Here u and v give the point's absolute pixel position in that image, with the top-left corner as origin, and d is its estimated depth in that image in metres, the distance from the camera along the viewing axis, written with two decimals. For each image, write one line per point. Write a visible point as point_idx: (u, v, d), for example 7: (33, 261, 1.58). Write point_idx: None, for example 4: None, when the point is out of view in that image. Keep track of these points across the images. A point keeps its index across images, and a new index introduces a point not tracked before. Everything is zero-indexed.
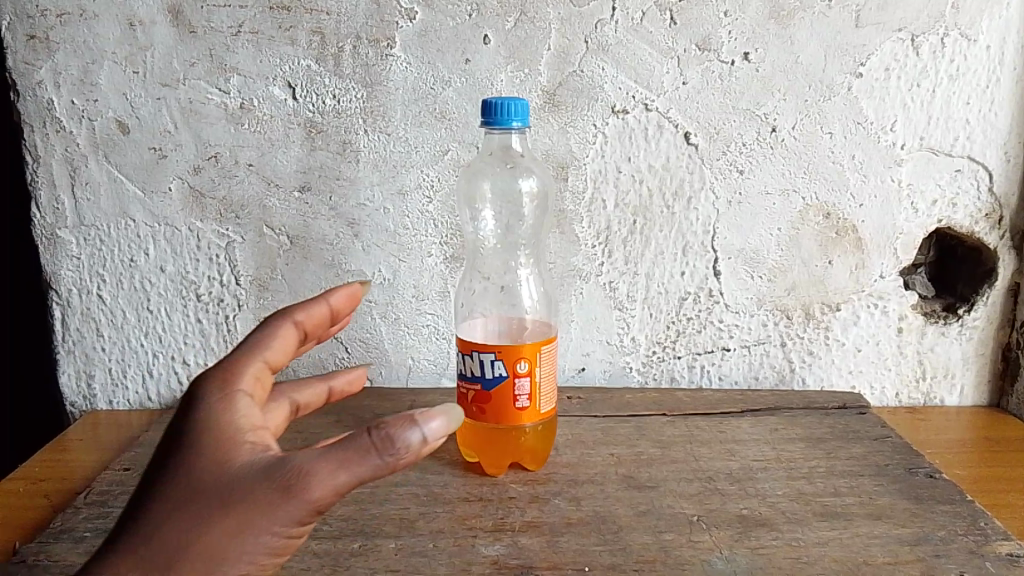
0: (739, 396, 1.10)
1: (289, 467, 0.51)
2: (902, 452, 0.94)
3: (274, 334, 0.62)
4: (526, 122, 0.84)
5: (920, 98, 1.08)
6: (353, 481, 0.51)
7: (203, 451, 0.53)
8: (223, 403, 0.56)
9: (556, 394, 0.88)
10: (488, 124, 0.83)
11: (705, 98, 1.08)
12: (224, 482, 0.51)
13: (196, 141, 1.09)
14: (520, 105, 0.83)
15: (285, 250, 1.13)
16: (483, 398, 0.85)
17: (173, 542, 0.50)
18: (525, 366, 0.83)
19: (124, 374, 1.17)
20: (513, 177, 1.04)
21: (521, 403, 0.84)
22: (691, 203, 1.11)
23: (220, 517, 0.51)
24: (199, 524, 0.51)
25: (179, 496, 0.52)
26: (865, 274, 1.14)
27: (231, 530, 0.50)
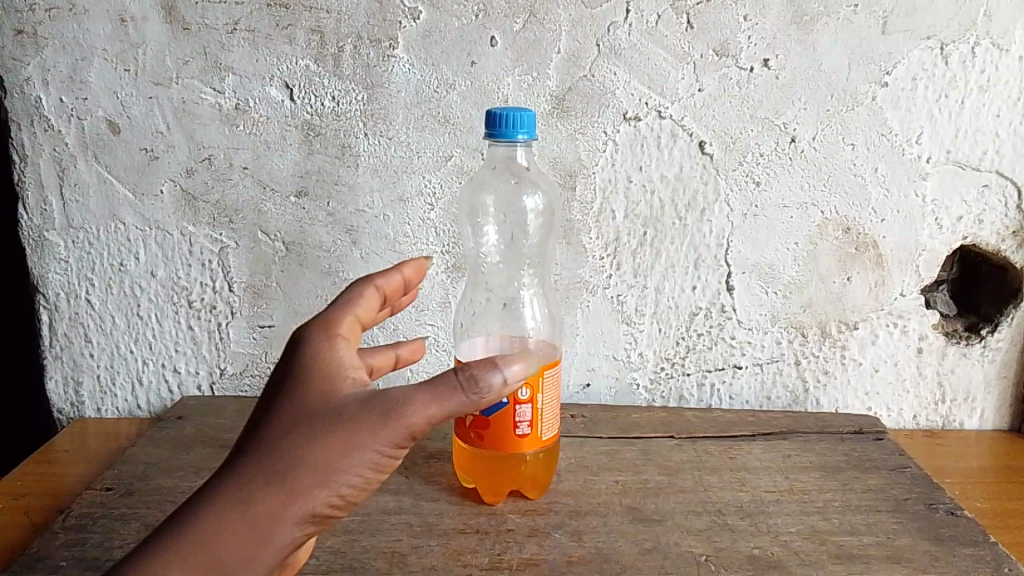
0: (750, 418, 1.06)
1: (387, 395, 0.56)
2: (922, 485, 0.90)
3: (364, 292, 0.68)
4: (532, 134, 0.79)
5: (948, 109, 1.03)
6: (444, 412, 0.57)
7: (309, 387, 0.58)
8: (324, 346, 0.60)
9: (559, 421, 0.84)
10: (491, 136, 0.78)
11: (722, 106, 1.03)
12: (329, 411, 0.56)
13: (189, 142, 1.05)
14: (525, 117, 0.79)
15: (281, 257, 1.08)
16: (481, 424, 0.80)
17: (284, 459, 0.54)
18: (527, 391, 0.79)
19: (112, 381, 1.14)
20: (518, 193, 0.96)
21: (522, 430, 0.80)
22: (705, 215, 1.06)
23: (326, 436, 0.55)
24: (307, 443, 0.55)
25: (286, 424, 0.56)
26: (885, 292, 1.09)
27: (337, 449, 0.55)
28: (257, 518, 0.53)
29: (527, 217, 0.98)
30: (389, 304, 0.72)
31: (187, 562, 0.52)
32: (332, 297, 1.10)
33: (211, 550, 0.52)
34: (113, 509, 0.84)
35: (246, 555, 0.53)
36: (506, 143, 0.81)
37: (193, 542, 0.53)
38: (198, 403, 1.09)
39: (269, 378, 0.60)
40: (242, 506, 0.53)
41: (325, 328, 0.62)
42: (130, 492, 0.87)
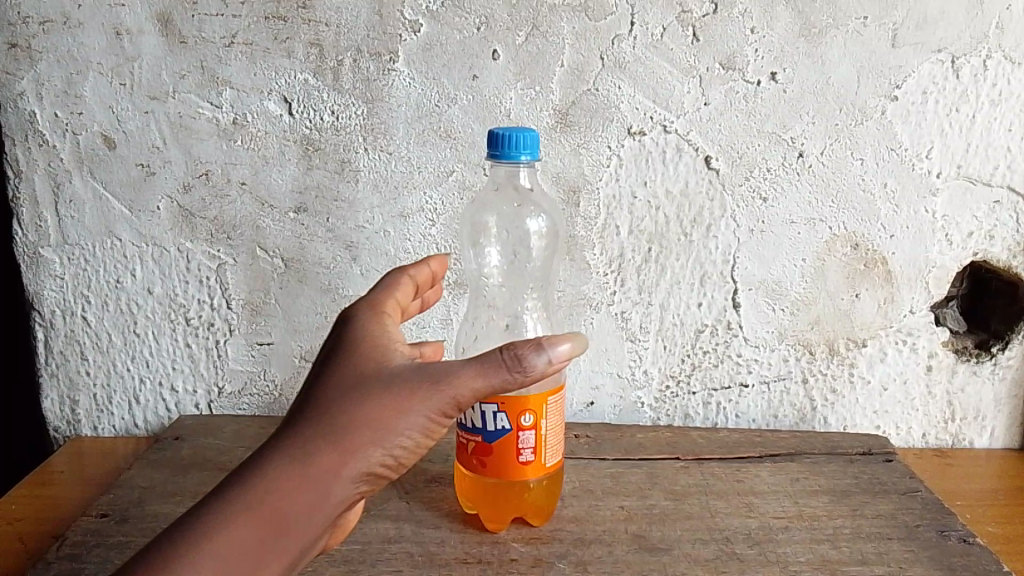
0: (758, 438, 1.04)
1: (438, 369, 0.61)
2: (934, 511, 0.88)
3: (400, 282, 0.75)
4: (535, 155, 0.78)
5: (959, 124, 1.01)
6: (488, 386, 0.61)
7: (363, 358, 0.62)
8: (376, 325, 0.66)
9: (563, 448, 0.82)
10: (494, 157, 0.77)
11: (728, 121, 1.01)
12: (384, 378, 0.60)
13: (186, 157, 1.03)
14: (528, 138, 0.77)
15: (280, 274, 1.07)
16: (484, 451, 0.78)
17: (344, 418, 0.58)
18: (531, 418, 0.77)
19: (109, 400, 1.12)
20: (520, 215, 0.94)
21: (525, 457, 0.78)
22: (711, 231, 1.04)
23: (383, 399, 0.59)
24: (364, 405, 0.59)
25: (344, 388, 0.60)
26: (894, 308, 1.07)
27: (393, 411, 0.59)
28: (320, 471, 0.57)
29: (531, 239, 0.97)
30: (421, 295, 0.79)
31: (256, 511, 0.55)
32: (331, 314, 1.08)
33: (276, 501, 0.55)
34: (108, 537, 0.82)
35: (309, 506, 0.56)
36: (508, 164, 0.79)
37: (261, 492, 0.55)
38: (196, 423, 1.07)
39: (323, 352, 0.65)
40: (305, 460, 0.57)
41: (374, 310, 0.68)
42: (125, 518, 0.86)
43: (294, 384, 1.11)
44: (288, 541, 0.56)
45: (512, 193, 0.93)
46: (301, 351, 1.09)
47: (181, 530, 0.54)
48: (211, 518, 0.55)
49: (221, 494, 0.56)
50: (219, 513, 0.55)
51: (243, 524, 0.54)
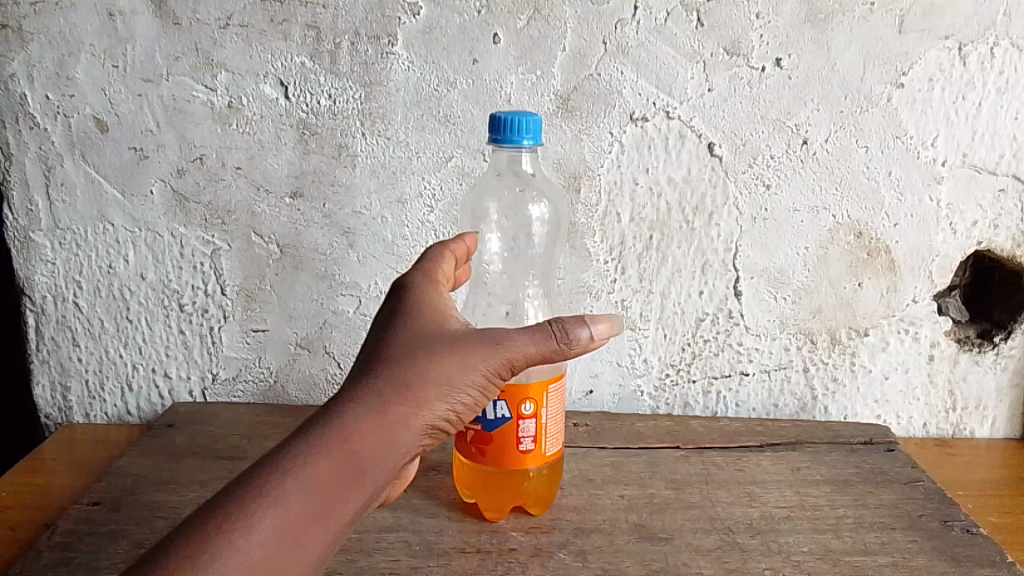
0: (758, 427, 1.03)
1: (494, 335, 0.65)
2: (937, 501, 0.87)
3: (446, 252, 0.77)
4: (538, 140, 0.76)
5: (965, 111, 1.00)
6: (540, 352, 0.66)
7: (424, 320, 0.65)
8: (432, 291, 0.69)
9: (563, 437, 0.81)
10: (496, 141, 0.75)
11: (732, 107, 0.99)
12: (447, 339, 0.64)
13: (180, 141, 1.01)
14: (531, 122, 0.75)
15: (275, 260, 1.05)
16: (483, 439, 0.77)
17: (412, 372, 0.61)
18: (531, 407, 0.76)
19: (101, 386, 1.10)
20: (523, 201, 0.93)
21: (525, 446, 0.77)
22: (713, 218, 1.03)
23: (447, 356, 0.63)
24: (432, 362, 0.62)
25: (410, 345, 0.63)
26: (897, 297, 1.06)
27: (456, 369, 0.63)
28: (392, 420, 0.59)
29: (533, 224, 0.96)
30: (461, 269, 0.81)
31: (333, 456, 0.56)
32: (328, 301, 1.06)
33: (353, 447, 0.57)
34: (101, 525, 0.81)
35: (382, 454, 0.58)
36: (510, 149, 0.78)
37: (339, 439, 0.56)
38: (190, 410, 1.06)
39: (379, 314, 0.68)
40: (379, 409, 0.59)
41: (428, 279, 0.71)
42: (118, 506, 0.84)
43: (289, 372, 1.10)
44: (363, 488, 0.57)
45: (514, 179, 0.92)
46: (297, 338, 1.08)
47: (257, 474, 0.54)
48: (290, 462, 0.55)
49: (295, 442, 0.56)
50: (296, 459, 0.55)
51: (322, 468, 0.55)
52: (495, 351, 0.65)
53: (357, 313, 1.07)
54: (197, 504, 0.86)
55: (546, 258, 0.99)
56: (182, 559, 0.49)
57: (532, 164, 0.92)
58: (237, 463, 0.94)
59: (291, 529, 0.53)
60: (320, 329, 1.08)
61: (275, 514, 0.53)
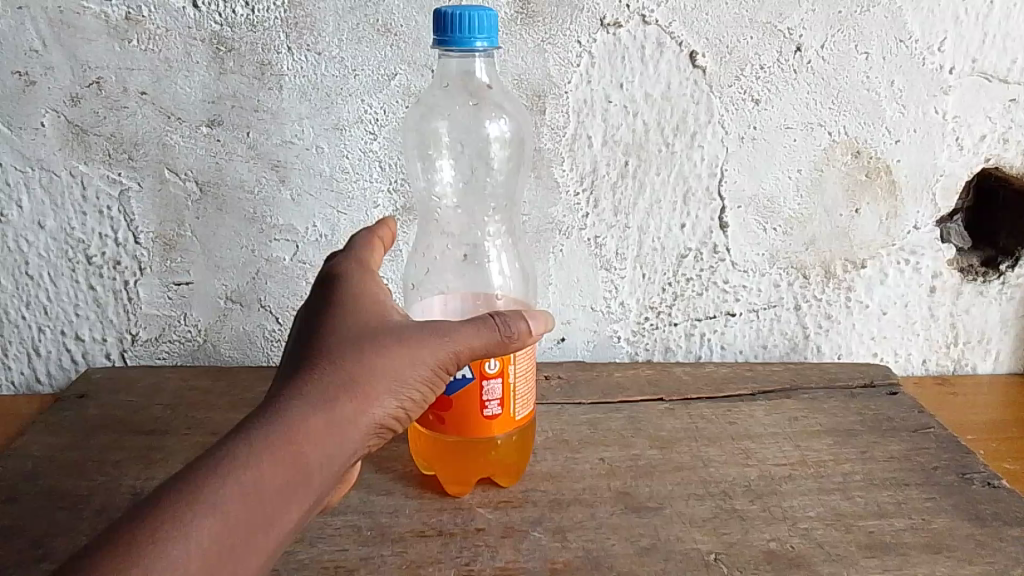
0: (748, 373, 0.93)
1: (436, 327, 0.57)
2: (950, 450, 0.78)
3: (376, 236, 0.67)
4: (494, 42, 0.63)
5: (976, 10, 0.88)
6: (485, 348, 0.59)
7: (363, 310, 0.57)
8: (370, 278, 0.60)
9: (534, 395, 0.70)
10: (446, 44, 0.62)
11: (716, 8, 0.86)
12: (392, 330, 0.56)
13: (72, 62, 0.85)
14: (487, 18, 0.62)
15: (195, 201, 0.91)
16: (441, 405, 0.66)
17: (355, 366, 0.53)
18: (497, 365, 0.65)
19: (3, 353, 0.96)
20: (478, 116, 0.78)
21: (491, 411, 0.66)
22: (696, 139, 0.91)
23: (392, 348, 0.54)
24: (379, 356, 0.54)
25: (352, 337, 0.54)
26: (898, 224, 0.96)
27: (404, 363, 0.55)
28: (336, 422, 0.50)
29: (491, 144, 0.81)
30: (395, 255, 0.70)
31: (272, 466, 0.47)
32: (259, 247, 0.93)
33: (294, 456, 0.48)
34: None
35: (326, 461, 0.49)
36: (461, 54, 0.65)
37: (277, 445, 0.48)
38: (106, 377, 0.93)
39: (310, 304, 0.58)
40: (323, 410, 0.50)
41: (364, 262, 0.62)
42: (13, 497, 0.72)
43: (220, 329, 0.96)
44: (303, 501, 0.48)
45: (469, 93, 0.77)
46: (226, 290, 0.95)
47: (177, 488, 0.45)
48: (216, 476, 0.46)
49: (223, 450, 0.47)
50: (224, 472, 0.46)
51: (256, 479, 0.46)
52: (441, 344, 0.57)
53: (294, 260, 0.94)
54: (109, 490, 0.73)
55: (510, 191, 0.86)
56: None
57: (488, 72, 0.75)
58: (159, 438, 0.82)
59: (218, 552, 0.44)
60: (252, 279, 0.94)
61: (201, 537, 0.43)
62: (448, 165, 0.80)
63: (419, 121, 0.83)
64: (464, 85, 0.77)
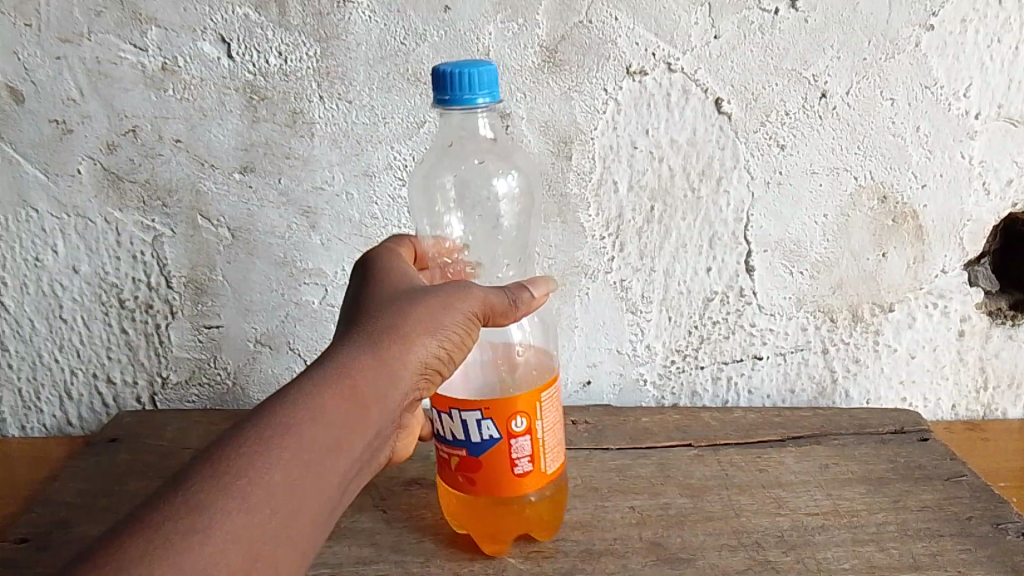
0: (776, 418, 0.92)
1: (455, 284, 0.65)
2: (984, 499, 0.77)
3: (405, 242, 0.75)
4: (495, 95, 0.64)
5: (1000, 56, 0.88)
6: (501, 304, 0.65)
7: (396, 287, 0.64)
8: (400, 268, 0.68)
9: (564, 450, 0.69)
10: (447, 103, 0.63)
11: (742, 56, 0.87)
12: (422, 294, 0.63)
13: (108, 111, 0.87)
14: (485, 73, 0.63)
15: (226, 246, 0.92)
16: (470, 466, 0.66)
17: (396, 320, 0.60)
18: (523, 423, 0.64)
19: (37, 395, 0.99)
20: (485, 172, 0.79)
21: (522, 468, 0.65)
22: (722, 184, 0.91)
23: (425, 305, 0.61)
24: (412, 311, 0.61)
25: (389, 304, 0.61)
26: (926, 268, 0.96)
27: (436, 312, 0.61)
28: (382, 363, 0.57)
29: (500, 201, 0.82)
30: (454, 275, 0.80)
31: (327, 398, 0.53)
32: (289, 291, 0.94)
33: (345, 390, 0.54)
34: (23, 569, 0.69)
35: (378, 393, 0.56)
36: (464, 111, 0.65)
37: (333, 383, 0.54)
38: (136, 419, 0.93)
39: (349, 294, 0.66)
40: (369, 356, 0.57)
41: (394, 255, 0.70)
42: (46, 543, 0.73)
43: (249, 372, 0.97)
44: (364, 429, 0.55)
45: (484, 152, 0.79)
46: (256, 334, 0.96)
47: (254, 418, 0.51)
48: (279, 413, 0.51)
49: (279, 393, 0.53)
50: (286, 410, 0.51)
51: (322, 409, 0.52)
52: (463, 293, 0.63)
53: (322, 304, 0.94)
54: None
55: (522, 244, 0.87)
56: (171, 534, 0.43)
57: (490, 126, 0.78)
58: None
59: (294, 476, 0.49)
60: (281, 322, 0.95)
61: (281, 459, 0.49)
62: (455, 214, 0.81)
63: (425, 175, 0.84)
64: (475, 140, 0.78)
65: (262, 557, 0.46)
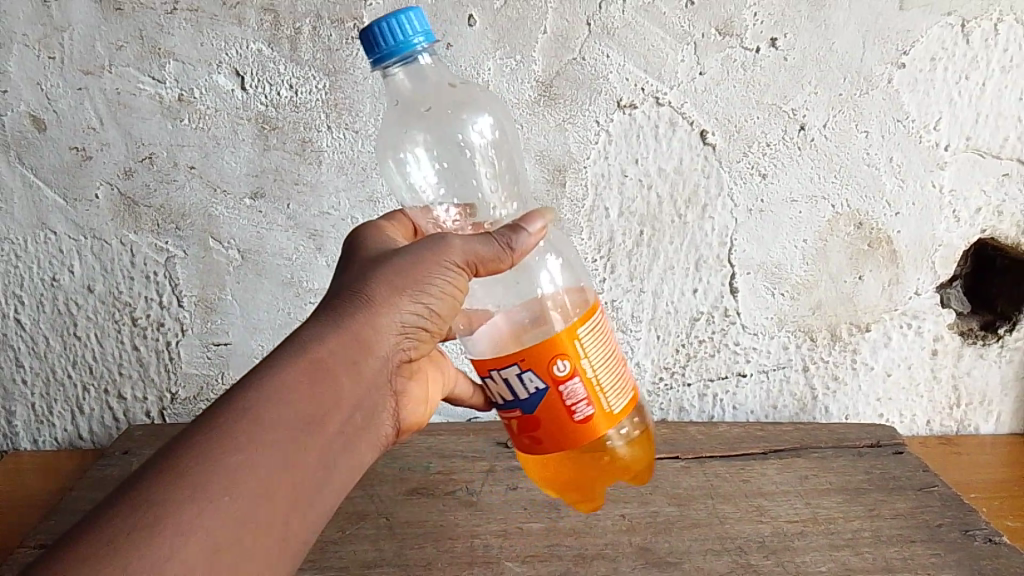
0: (759, 432, 0.97)
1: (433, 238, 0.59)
2: (954, 508, 0.82)
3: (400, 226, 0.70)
4: (428, 38, 0.57)
5: (968, 92, 0.93)
6: (488, 254, 0.59)
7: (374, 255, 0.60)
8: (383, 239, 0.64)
9: (627, 380, 0.62)
10: (385, 56, 0.55)
11: (725, 91, 0.92)
12: (399, 255, 0.58)
13: (126, 139, 0.92)
14: (411, 14, 0.57)
15: (236, 267, 0.97)
16: (530, 424, 0.59)
17: (372, 289, 0.56)
18: (567, 365, 0.57)
19: (49, 410, 1.03)
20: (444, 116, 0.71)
21: (583, 413, 0.58)
22: (707, 211, 0.97)
23: (401, 267, 0.57)
24: (387, 277, 0.56)
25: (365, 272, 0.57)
26: (900, 290, 1.01)
27: (415, 274, 0.56)
28: (355, 339, 0.54)
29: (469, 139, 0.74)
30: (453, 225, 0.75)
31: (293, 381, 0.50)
32: (295, 310, 0.99)
33: (314, 370, 0.51)
34: None
35: (350, 372, 0.53)
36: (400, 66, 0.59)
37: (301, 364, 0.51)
38: (147, 431, 0.98)
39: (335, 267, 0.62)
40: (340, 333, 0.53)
41: (378, 231, 0.65)
42: None
43: None
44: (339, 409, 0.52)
45: (438, 90, 0.71)
46: (263, 351, 1.01)
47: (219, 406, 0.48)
48: (239, 399, 0.48)
49: (244, 377, 0.50)
50: (246, 394, 0.48)
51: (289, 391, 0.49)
52: (441, 247, 0.58)
53: None
54: None
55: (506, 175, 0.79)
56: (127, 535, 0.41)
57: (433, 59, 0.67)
58: None
59: (263, 461, 0.46)
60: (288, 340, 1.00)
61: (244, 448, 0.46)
62: (424, 157, 0.74)
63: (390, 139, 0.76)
64: (427, 78, 0.68)
65: (230, 553, 0.44)
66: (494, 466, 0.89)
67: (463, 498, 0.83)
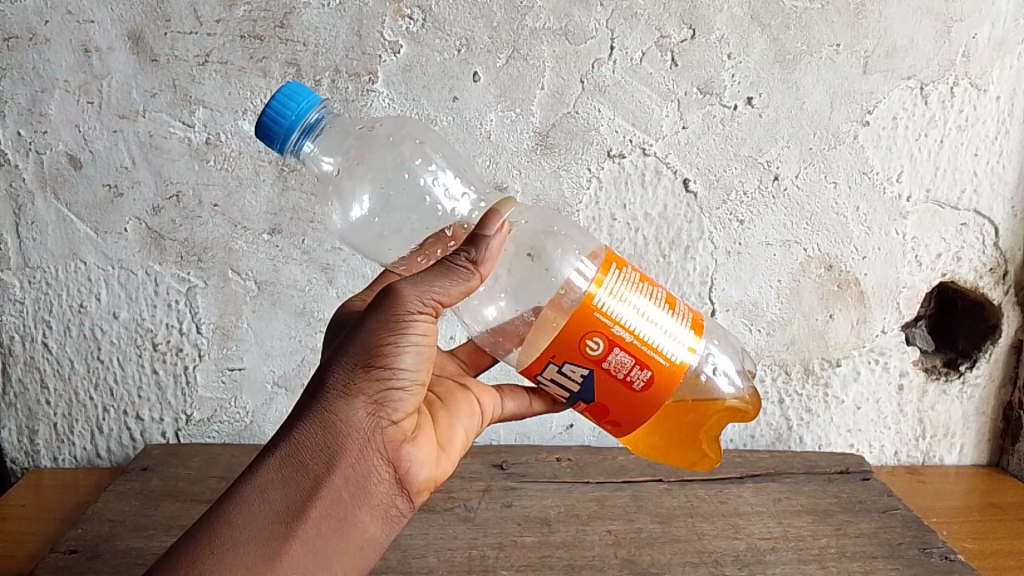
0: (737, 458, 1.04)
1: (389, 287, 0.59)
2: (914, 528, 0.89)
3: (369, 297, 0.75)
4: (317, 100, 0.64)
5: (928, 148, 1.03)
6: (443, 287, 0.59)
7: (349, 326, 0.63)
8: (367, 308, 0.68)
9: (679, 317, 0.64)
10: (287, 135, 0.62)
11: (706, 144, 1.01)
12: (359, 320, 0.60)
13: (156, 178, 1.00)
14: (290, 89, 0.63)
15: (253, 297, 1.05)
16: (598, 408, 0.63)
17: (331, 370, 0.59)
18: (599, 340, 0.60)
19: (70, 430, 1.10)
20: (376, 164, 0.72)
21: (640, 378, 0.61)
22: (690, 252, 1.05)
23: (355, 339, 0.59)
24: (343, 353, 0.59)
25: (334, 347, 0.61)
26: (867, 328, 1.09)
27: (369, 343, 0.58)
28: (322, 427, 0.58)
29: (411, 165, 0.73)
30: (427, 256, 0.73)
31: (269, 480, 0.57)
32: (306, 338, 1.06)
33: (285, 467, 0.57)
34: None
35: (325, 455, 0.58)
36: (312, 141, 0.65)
37: (274, 463, 0.57)
38: (164, 449, 1.04)
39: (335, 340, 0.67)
40: (306, 424, 0.58)
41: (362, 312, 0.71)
42: (95, 554, 0.84)
43: (266, 411, 1.10)
44: (319, 490, 0.57)
45: (343, 136, 0.71)
46: (275, 376, 1.08)
47: (215, 508, 0.57)
48: (228, 500, 0.57)
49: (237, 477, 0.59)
50: (233, 496, 0.57)
51: (265, 492, 0.57)
52: (389, 300, 0.58)
53: None
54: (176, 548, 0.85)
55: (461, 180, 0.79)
56: None
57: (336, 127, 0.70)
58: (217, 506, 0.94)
59: (242, 558, 0.55)
60: (298, 366, 1.08)
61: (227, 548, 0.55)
62: (369, 200, 0.72)
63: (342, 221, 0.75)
64: (329, 133, 0.68)
65: None
66: (490, 485, 0.95)
67: (461, 513, 0.90)
